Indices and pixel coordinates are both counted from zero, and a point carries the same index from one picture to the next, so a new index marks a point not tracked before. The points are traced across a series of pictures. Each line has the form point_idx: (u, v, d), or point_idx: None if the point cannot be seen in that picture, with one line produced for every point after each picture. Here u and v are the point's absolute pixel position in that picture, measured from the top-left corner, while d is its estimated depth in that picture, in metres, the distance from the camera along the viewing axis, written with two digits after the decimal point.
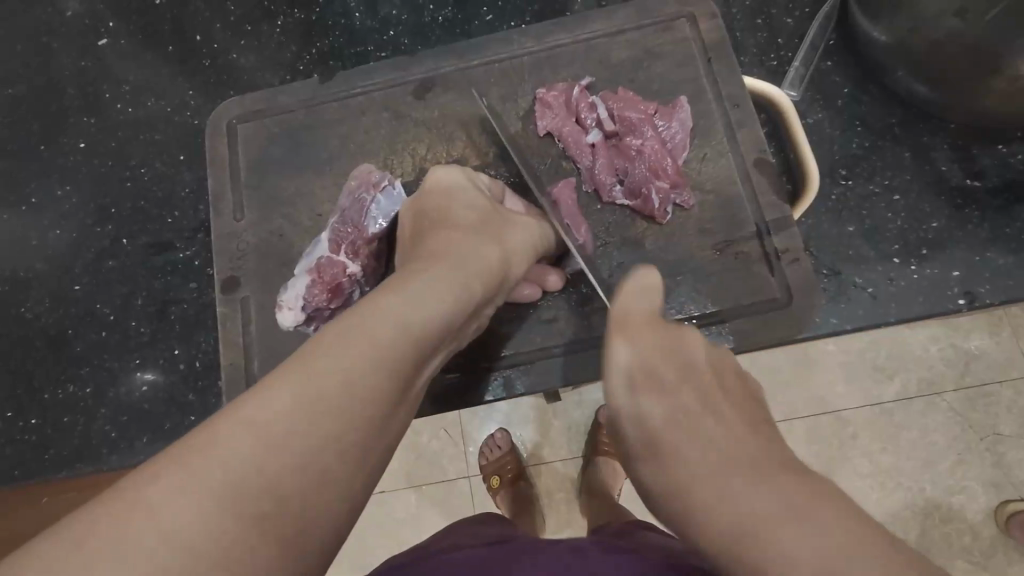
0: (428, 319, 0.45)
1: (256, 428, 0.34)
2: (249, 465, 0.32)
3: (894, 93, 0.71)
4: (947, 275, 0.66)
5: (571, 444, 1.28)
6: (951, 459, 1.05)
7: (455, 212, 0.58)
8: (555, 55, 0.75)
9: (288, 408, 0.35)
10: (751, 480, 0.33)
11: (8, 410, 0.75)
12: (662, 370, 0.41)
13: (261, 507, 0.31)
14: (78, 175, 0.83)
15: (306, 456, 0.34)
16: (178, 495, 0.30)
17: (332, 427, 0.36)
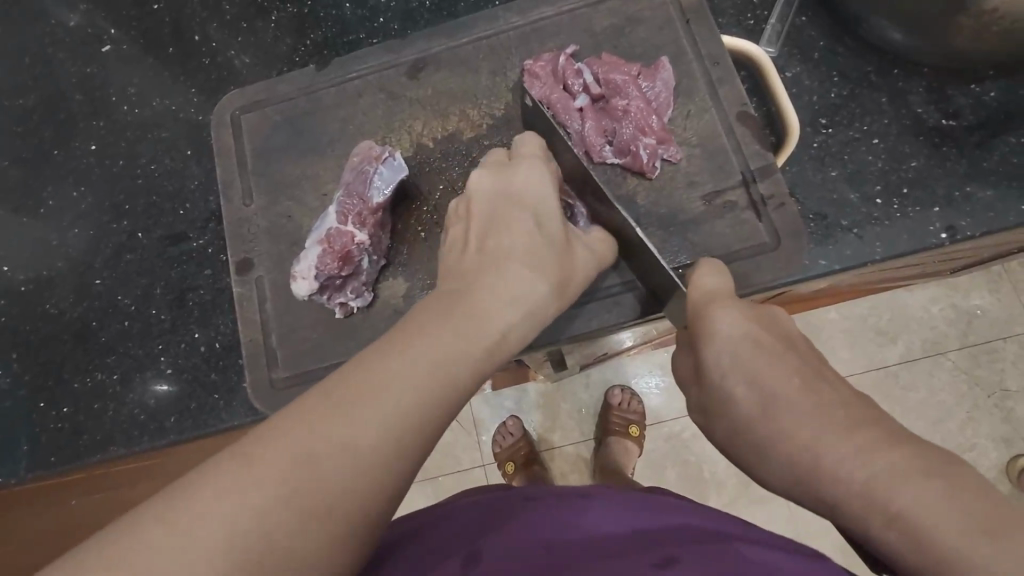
0: (463, 359, 0.48)
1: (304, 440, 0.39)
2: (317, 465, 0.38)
3: (868, 41, 0.73)
4: (928, 212, 0.69)
5: (581, 427, 1.47)
6: (963, 417, 1.29)
7: (527, 219, 0.60)
8: (540, 28, 0.78)
9: (319, 432, 0.40)
10: (814, 414, 0.43)
11: (40, 401, 0.79)
12: (767, 341, 0.50)
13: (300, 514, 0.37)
14: (91, 176, 0.87)
15: (364, 463, 0.40)
16: (258, 475, 0.37)
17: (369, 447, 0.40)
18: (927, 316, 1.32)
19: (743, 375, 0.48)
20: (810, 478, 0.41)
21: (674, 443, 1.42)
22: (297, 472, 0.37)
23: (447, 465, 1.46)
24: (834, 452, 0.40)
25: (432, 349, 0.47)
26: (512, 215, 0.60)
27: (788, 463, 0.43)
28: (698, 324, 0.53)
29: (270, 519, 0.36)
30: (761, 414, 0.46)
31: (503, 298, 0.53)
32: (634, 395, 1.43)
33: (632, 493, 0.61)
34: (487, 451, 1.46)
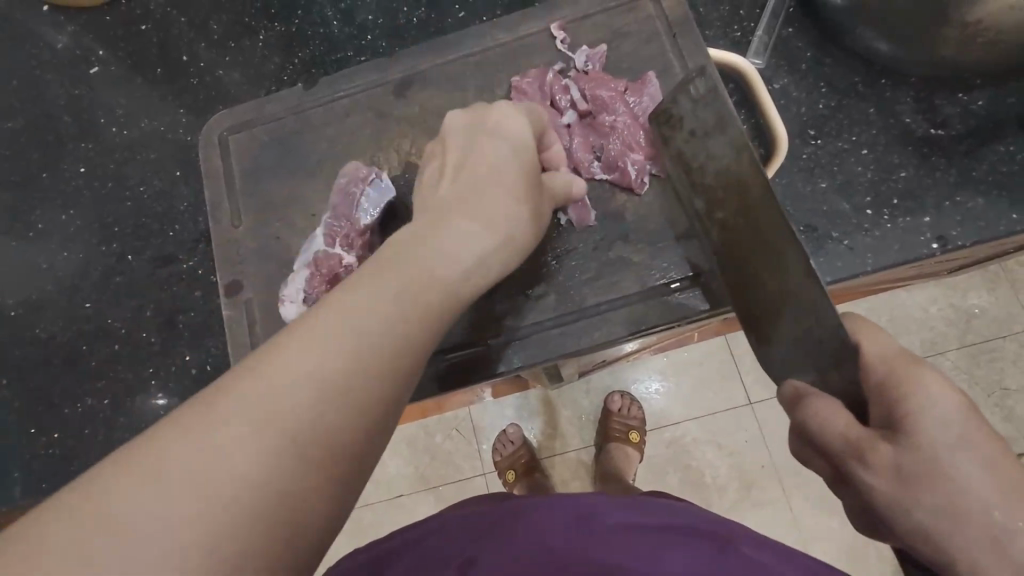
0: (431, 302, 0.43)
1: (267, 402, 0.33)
2: (315, 399, 0.34)
3: (854, 52, 0.73)
4: (919, 222, 0.69)
5: (580, 435, 1.46)
6: None
7: (507, 156, 0.60)
8: (527, 43, 0.77)
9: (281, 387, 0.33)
10: (1002, 485, 0.39)
11: (31, 427, 0.79)
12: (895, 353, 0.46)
13: (272, 487, 0.31)
14: (80, 199, 0.86)
15: (365, 406, 0.36)
16: (259, 398, 0.33)
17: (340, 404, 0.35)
18: (926, 317, 1.31)
19: (935, 419, 0.41)
20: (985, 547, 0.39)
21: (675, 447, 1.41)
22: (258, 430, 0.32)
23: (446, 476, 1.45)
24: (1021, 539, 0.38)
25: (426, 258, 0.46)
26: (481, 160, 0.59)
27: (954, 523, 0.39)
28: (886, 369, 0.45)
29: (233, 484, 0.30)
30: (930, 463, 0.40)
31: (478, 193, 0.54)
32: (634, 400, 1.43)
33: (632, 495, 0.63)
34: (487, 460, 1.45)
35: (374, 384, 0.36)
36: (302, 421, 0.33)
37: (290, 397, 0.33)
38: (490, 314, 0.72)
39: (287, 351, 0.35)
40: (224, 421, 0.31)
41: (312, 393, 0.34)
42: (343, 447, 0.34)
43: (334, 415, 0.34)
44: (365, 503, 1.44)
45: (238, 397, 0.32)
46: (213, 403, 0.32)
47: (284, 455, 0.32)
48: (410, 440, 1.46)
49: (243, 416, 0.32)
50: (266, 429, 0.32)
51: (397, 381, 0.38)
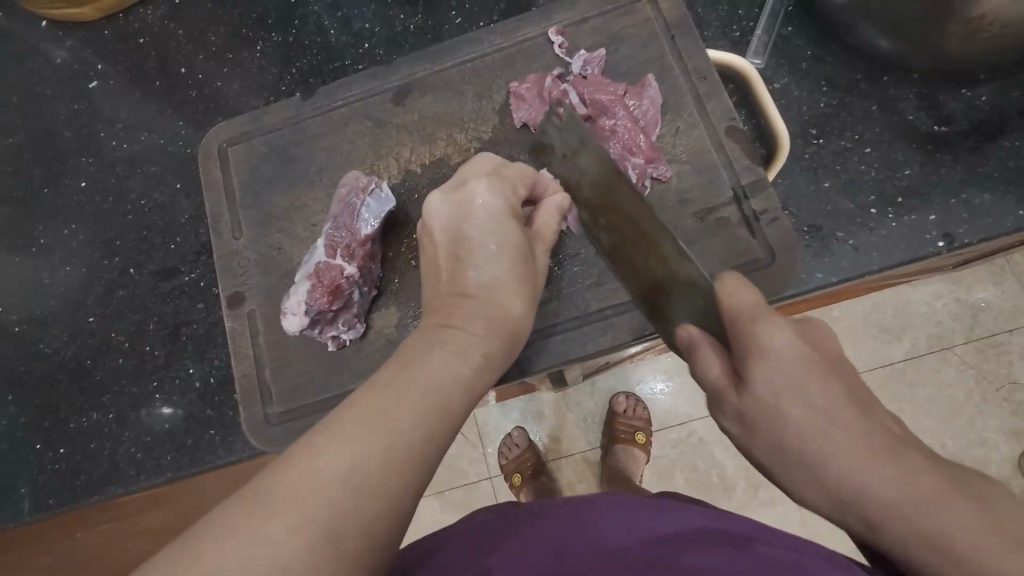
0: (446, 387, 0.48)
1: (309, 480, 0.38)
2: (342, 497, 0.38)
3: (856, 50, 0.73)
4: (924, 220, 0.68)
5: (587, 435, 1.45)
6: (971, 411, 1.28)
7: (495, 231, 0.59)
8: (524, 49, 0.77)
9: (321, 471, 0.38)
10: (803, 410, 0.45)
11: (37, 442, 0.79)
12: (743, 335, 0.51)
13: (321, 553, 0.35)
14: (82, 213, 0.86)
15: (385, 500, 0.39)
16: (299, 491, 0.37)
17: (374, 483, 0.39)
18: (931, 312, 1.30)
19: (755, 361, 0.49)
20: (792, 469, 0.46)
21: (681, 448, 1.40)
22: (301, 510, 0.36)
23: (452, 482, 1.44)
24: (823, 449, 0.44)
25: (438, 362, 0.49)
26: (476, 234, 0.59)
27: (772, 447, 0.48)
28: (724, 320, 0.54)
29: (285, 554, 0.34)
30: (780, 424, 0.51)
31: (476, 266, 0.58)
32: (639, 401, 1.41)
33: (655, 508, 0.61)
34: (494, 463, 1.45)
35: (394, 478, 0.40)
36: (337, 514, 0.37)
37: (324, 490, 0.37)
38: None
39: (318, 449, 0.39)
40: (270, 512, 0.36)
41: (340, 488, 0.38)
42: (366, 539, 0.37)
43: (365, 506, 0.38)
44: None
45: (284, 488, 0.37)
46: (258, 494, 0.37)
47: (324, 530, 0.36)
48: None
49: (288, 508, 0.36)
50: (309, 508, 0.36)
51: (412, 478, 0.41)
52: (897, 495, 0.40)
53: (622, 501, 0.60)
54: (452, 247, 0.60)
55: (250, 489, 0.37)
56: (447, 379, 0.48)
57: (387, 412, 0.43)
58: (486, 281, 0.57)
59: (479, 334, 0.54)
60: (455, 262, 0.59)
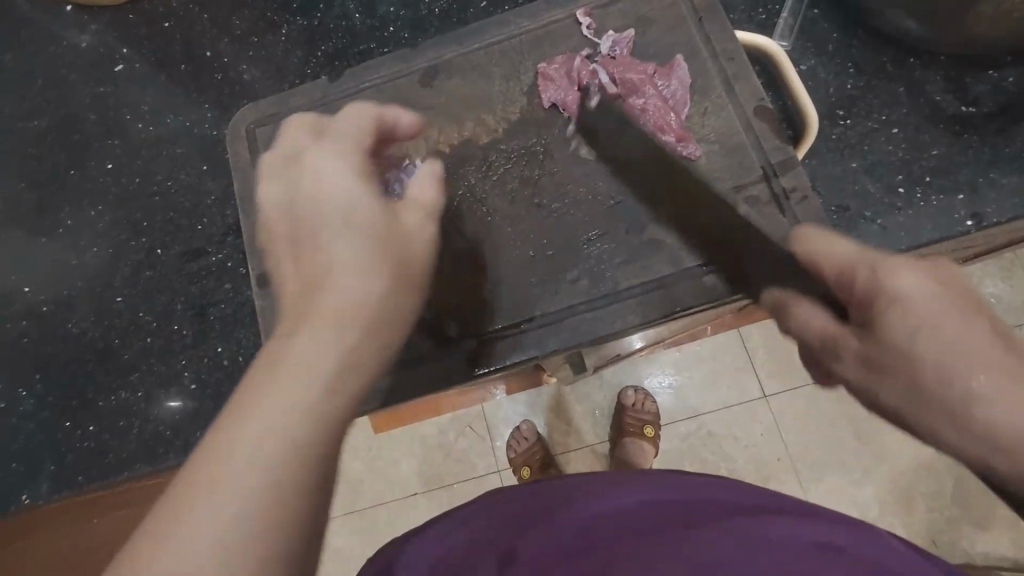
0: (354, 317, 0.45)
1: (226, 458, 0.36)
2: (270, 459, 0.37)
3: (882, 33, 0.73)
4: (952, 200, 0.69)
5: (596, 429, 1.46)
6: None
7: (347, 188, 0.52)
8: (551, 31, 0.78)
9: (241, 444, 0.37)
10: (1009, 376, 0.43)
11: (65, 421, 0.79)
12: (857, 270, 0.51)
13: (261, 518, 0.35)
14: (109, 195, 0.87)
15: (310, 511, 0.37)
16: (216, 474, 0.36)
17: (301, 433, 0.38)
18: None
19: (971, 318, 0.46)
20: (951, 414, 0.45)
21: (689, 441, 1.40)
22: (232, 487, 0.35)
23: (463, 473, 1.44)
24: (991, 402, 0.43)
25: (345, 291, 0.46)
26: (332, 198, 0.51)
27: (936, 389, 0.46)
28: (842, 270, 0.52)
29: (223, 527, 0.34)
30: (893, 354, 0.48)
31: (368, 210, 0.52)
32: (647, 395, 1.42)
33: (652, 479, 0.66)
34: (502, 457, 1.45)
35: (323, 422, 0.40)
36: (265, 538, 0.35)
37: (245, 523, 0.35)
38: (520, 299, 0.71)
39: (230, 426, 0.38)
40: (206, 532, 0.34)
41: (263, 451, 0.37)
42: (304, 495, 0.37)
43: (298, 515, 0.36)
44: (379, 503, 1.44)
45: (192, 513, 0.35)
46: (175, 524, 0.34)
47: (258, 495, 0.36)
48: (426, 440, 1.46)
49: (204, 517, 0.34)
50: (236, 487, 0.35)
51: (331, 421, 0.40)
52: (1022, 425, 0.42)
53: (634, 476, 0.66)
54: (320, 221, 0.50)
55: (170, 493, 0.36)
56: (362, 309, 0.45)
57: (295, 410, 0.39)
58: (408, 236, 0.52)
59: (401, 261, 0.50)
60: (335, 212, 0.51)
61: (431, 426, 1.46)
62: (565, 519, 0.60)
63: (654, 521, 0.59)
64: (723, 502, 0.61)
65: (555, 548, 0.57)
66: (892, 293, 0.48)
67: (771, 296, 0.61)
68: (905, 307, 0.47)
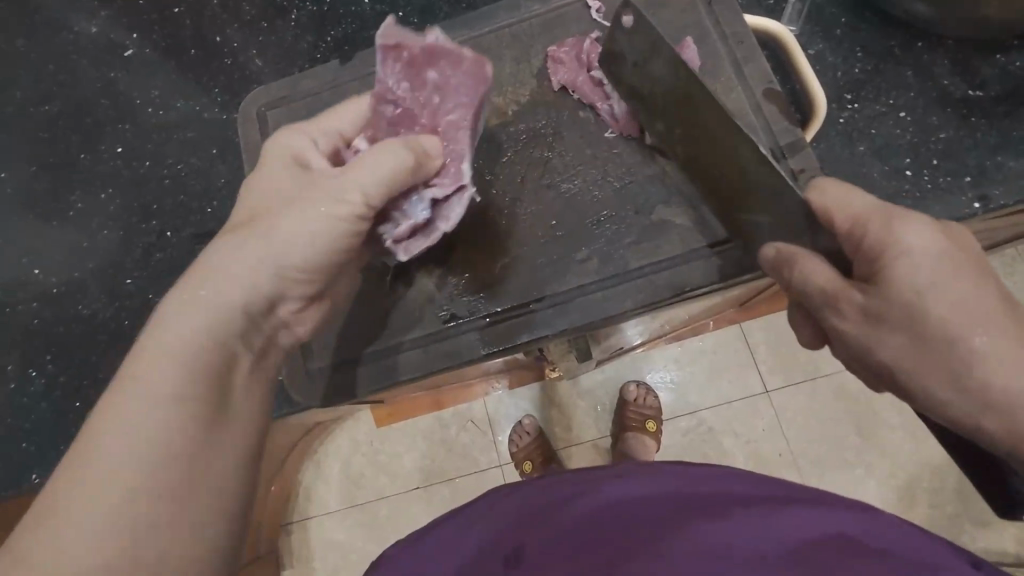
0: (214, 346, 0.55)
1: (122, 482, 0.46)
2: (145, 482, 0.47)
3: (892, 16, 0.74)
4: (960, 182, 0.69)
5: (599, 424, 1.46)
6: None
7: (309, 244, 0.61)
8: (560, 16, 0.78)
9: (122, 468, 0.47)
10: (1003, 333, 0.49)
11: (76, 401, 0.80)
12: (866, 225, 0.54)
13: (164, 529, 0.47)
14: (120, 178, 0.87)
15: (211, 516, 0.49)
16: (119, 490, 0.46)
17: (179, 460, 0.49)
18: None
19: (976, 276, 0.51)
20: (957, 364, 0.50)
21: (692, 436, 1.40)
22: (123, 505, 0.46)
23: (464, 469, 1.45)
24: (999, 358, 0.48)
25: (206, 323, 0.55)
26: (256, 258, 0.60)
27: (953, 340, 0.50)
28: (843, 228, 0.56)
29: (127, 538, 0.45)
30: (900, 310, 0.52)
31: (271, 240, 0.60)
32: (649, 390, 1.42)
33: (636, 471, 0.65)
34: (505, 452, 1.45)
35: (199, 445, 0.51)
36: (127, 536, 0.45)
37: (132, 509, 0.46)
38: (528, 279, 0.72)
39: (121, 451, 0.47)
40: (100, 547, 0.44)
41: (149, 480, 0.47)
42: (201, 503, 0.49)
43: (182, 524, 0.48)
44: (384, 495, 1.45)
45: (91, 528, 0.44)
46: (80, 519, 0.44)
47: (158, 506, 0.47)
48: (430, 430, 1.47)
49: (97, 530, 0.44)
50: (146, 497, 0.46)
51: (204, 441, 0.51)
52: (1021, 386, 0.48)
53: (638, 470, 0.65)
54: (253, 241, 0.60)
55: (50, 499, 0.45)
56: (221, 327, 0.56)
57: (170, 423, 0.49)
58: (271, 265, 0.60)
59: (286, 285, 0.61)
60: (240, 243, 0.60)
61: (435, 416, 1.47)
62: (564, 521, 0.60)
63: (647, 519, 0.58)
64: (726, 496, 0.60)
65: (554, 553, 0.57)
66: (912, 248, 0.52)
67: (771, 245, 0.62)
68: (914, 262, 0.51)
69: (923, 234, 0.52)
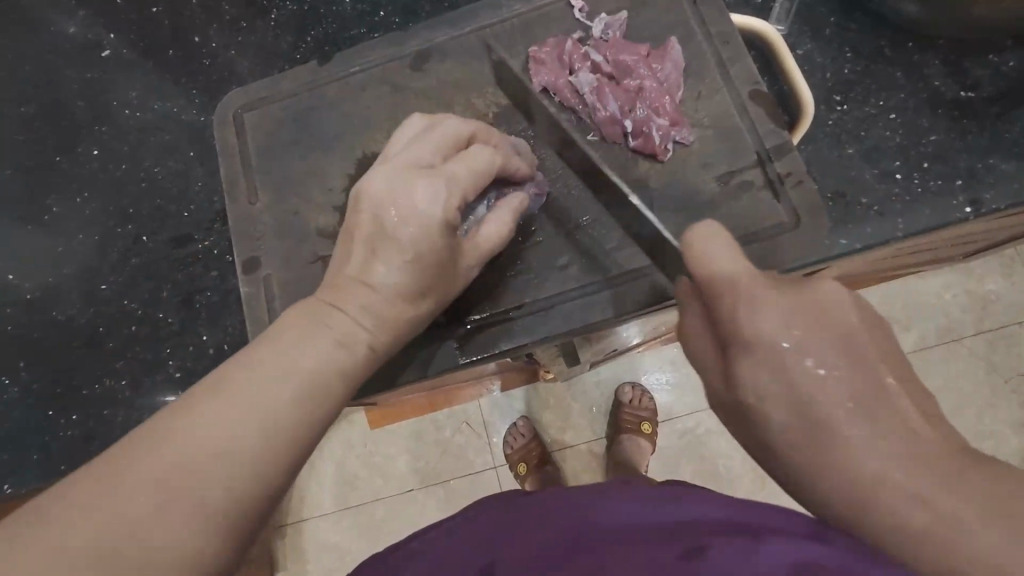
0: (317, 348, 0.53)
1: (189, 451, 0.44)
2: (229, 455, 0.45)
3: (879, 16, 0.72)
4: (951, 185, 0.67)
5: (594, 426, 1.44)
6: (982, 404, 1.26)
7: (409, 229, 0.59)
8: (544, 14, 0.76)
9: (211, 445, 0.44)
10: (889, 439, 0.43)
11: (51, 409, 0.78)
12: (733, 288, 0.52)
13: (217, 510, 0.43)
14: (96, 181, 0.86)
15: (227, 505, 0.44)
16: (185, 456, 0.43)
17: (263, 446, 0.46)
18: (940, 302, 1.30)
19: (850, 367, 0.47)
20: (843, 465, 0.44)
21: (688, 438, 1.39)
22: (202, 471, 0.43)
23: (461, 469, 1.43)
24: (872, 460, 0.43)
25: (324, 327, 0.55)
26: (398, 229, 0.59)
27: (823, 442, 0.45)
28: (738, 294, 0.51)
29: (182, 508, 0.42)
30: (775, 394, 0.48)
31: (416, 218, 0.59)
32: (645, 391, 1.41)
33: (642, 490, 0.57)
34: (500, 454, 1.44)
35: (290, 437, 0.48)
36: (187, 521, 0.42)
37: (184, 516, 0.42)
38: (506, 285, 0.70)
39: (201, 419, 0.45)
40: (128, 513, 0.40)
41: (224, 458, 0.44)
42: (246, 489, 0.45)
43: (200, 504, 0.42)
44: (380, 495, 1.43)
45: (140, 495, 0.41)
46: (129, 488, 0.41)
47: (231, 479, 0.44)
48: (420, 434, 1.45)
49: (172, 498, 0.42)
50: (210, 470, 0.44)
51: (297, 435, 0.48)
52: (925, 511, 0.40)
53: (651, 492, 0.56)
54: (376, 213, 0.60)
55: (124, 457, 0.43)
56: (363, 319, 0.57)
57: (274, 412, 0.48)
58: (414, 250, 0.59)
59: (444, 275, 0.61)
60: (392, 211, 0.60)
61: (426, 419, 1.45)
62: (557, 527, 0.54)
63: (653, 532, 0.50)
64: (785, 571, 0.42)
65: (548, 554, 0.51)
66: (766, 322, 0.49)
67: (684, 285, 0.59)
68: (775, 338, 0.48)
69: (776, 312, 0.49)
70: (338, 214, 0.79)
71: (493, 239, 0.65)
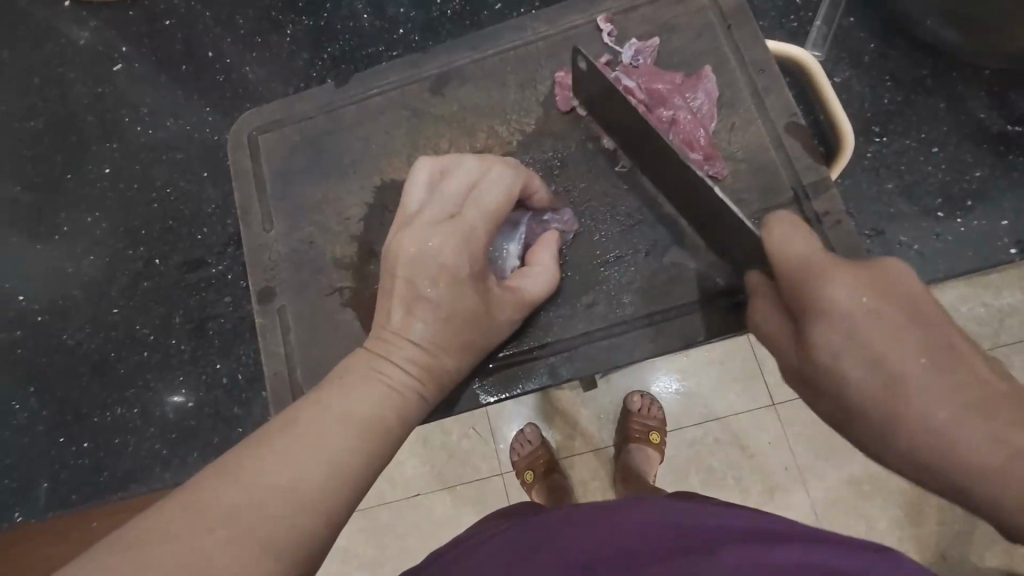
0: (370, 394, 0.52)
1: (254, 489, 0.41)
2: (294, 495, 0.42)
3: (922, 43, 0.69)
4: (996, 226, 0.64)
5: (603, 432, 1.30)
6: None
7: (441, 288, 0.59)
8: (570, 37, 0.74)
9: (274, 482, 0.42)
10: (944, 374, 0.43)
11: (60, 436, 0.76)
12: (803, 245, 0.52)
13: (281, 548, 0.40)
14: (106, 201, 0.84)
15: (294, 544, 0.40)
16: (249, 495, 0.41)
17: (331, 485, 0.44)
18: (958, 316, 1.15)
19: (881, 312, 0.46)
20: (913, 417, 0.43)
21: (698, 447, 1.25)
22: (268, 508, 0.41)
23: (466, 475, 1.29)
24: (924, 400, 0.43)
25: (370, 381, 0.54)
26: (430, 288, 0.59)
27: (883, 367, 0.45)
28: (807, 265, 0.50)
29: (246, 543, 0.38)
30: (846, 345, 0.46)
31: (450, 274, 0.59)
32: (654, 399, 1.27)
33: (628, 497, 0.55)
34: (506, 459, 1.30)
35: (353, 474, 0.46)
36: (255, 559, 0.38)
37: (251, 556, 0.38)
38: (534, 320, 0.69)
39: (265, 462, 0.43)
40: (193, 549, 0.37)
41: (287, 498, 0.42)
42: (310, 529, 0.42)
43: (270, 541, 0.39)
44: (385, 499, 1.29)
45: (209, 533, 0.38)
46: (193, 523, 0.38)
47: (294, 520, 0.41)
48: None
49: (237, 532, 0.39)
50: (273, 508, 0.41)
51: (360, 475, 0.47)
52: (990, 451, 0.39)
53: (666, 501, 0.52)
54: (407, 269, 0.60)
55: (182, 497, 0.40)
56: (404, 370, 0.56)
57: (338, 451, 0.46)
58: (449, 306, 0.59)
59: (480, 322, 0.61)
60: (425, 269, 0.60)
61: None
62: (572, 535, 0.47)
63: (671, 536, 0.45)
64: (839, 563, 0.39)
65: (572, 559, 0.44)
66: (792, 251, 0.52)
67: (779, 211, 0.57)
68: (833, 305, 0.47)
69: (847, 284, 0.48)
70: (354, 242, 0.77)
71: (534, 285, 0.65)
